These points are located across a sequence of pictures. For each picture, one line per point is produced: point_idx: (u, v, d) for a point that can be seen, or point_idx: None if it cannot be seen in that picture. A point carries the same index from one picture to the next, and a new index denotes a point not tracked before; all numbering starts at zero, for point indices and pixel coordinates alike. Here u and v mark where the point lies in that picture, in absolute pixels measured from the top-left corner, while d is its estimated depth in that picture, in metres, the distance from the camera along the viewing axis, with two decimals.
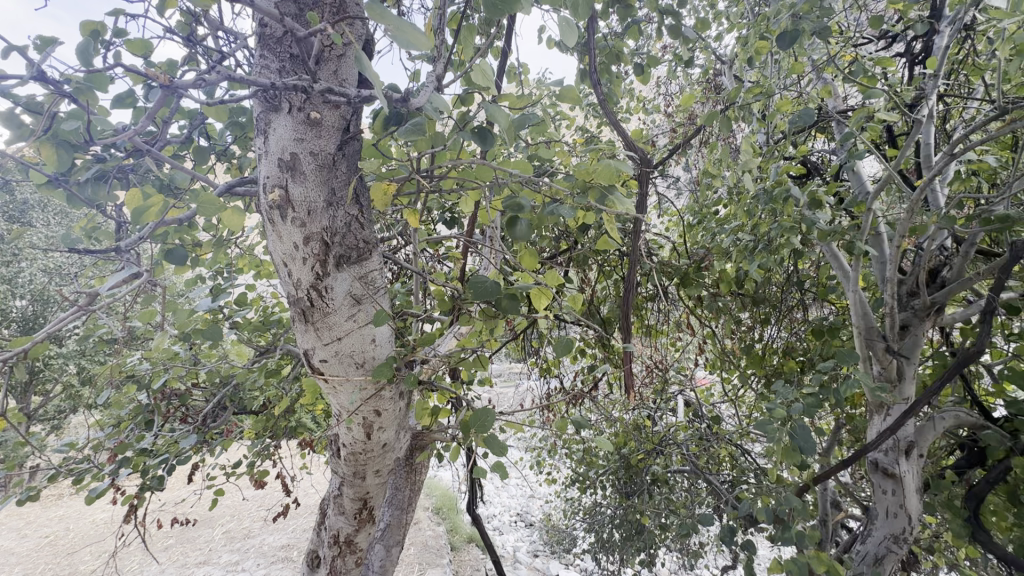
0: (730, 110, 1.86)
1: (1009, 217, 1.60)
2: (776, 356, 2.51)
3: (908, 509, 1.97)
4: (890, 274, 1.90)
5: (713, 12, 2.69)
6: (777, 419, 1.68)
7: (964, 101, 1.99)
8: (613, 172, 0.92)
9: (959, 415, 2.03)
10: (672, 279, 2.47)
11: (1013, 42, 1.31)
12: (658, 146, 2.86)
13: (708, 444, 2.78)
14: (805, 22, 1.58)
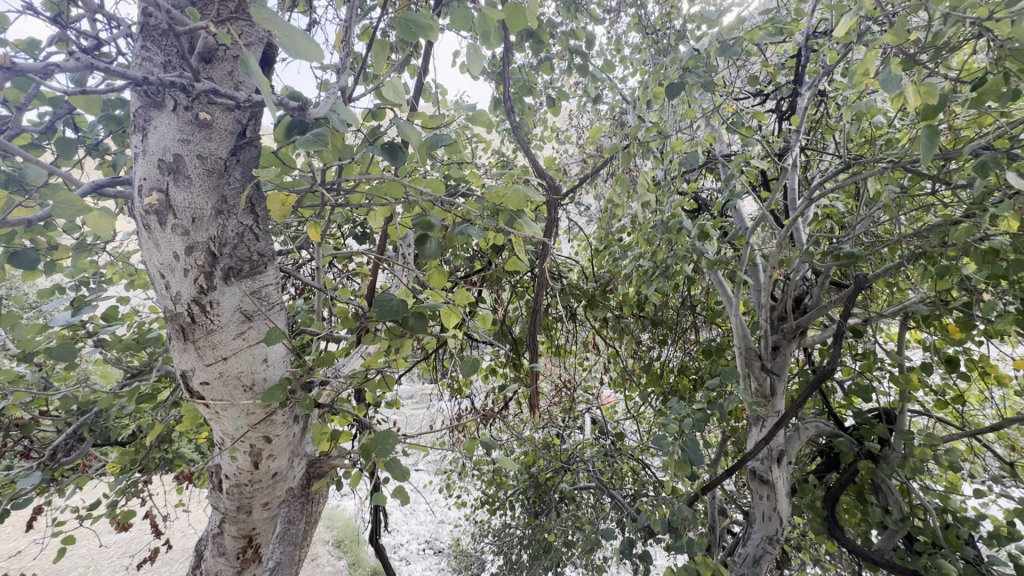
0: (632, 145, 2.01)
1: (853, 254, 1.89)
2: (672, 374, 2.71)
3: (780, 511, 2.20)
4: (765, 300, 2.14)
5: (618, 57, 2.94)
6: (671, 433, 1.81)
7: (819, 155, 2.34)
8: (521, 198, 0.96)
9: (820, 425, 2.33)
10: (581, 300, 2.56)
11: (854, 107, 1.57)
12: (570, 174, 3.01)
13: (612, 459, 2.91)
14: (691, 75, 1.79)
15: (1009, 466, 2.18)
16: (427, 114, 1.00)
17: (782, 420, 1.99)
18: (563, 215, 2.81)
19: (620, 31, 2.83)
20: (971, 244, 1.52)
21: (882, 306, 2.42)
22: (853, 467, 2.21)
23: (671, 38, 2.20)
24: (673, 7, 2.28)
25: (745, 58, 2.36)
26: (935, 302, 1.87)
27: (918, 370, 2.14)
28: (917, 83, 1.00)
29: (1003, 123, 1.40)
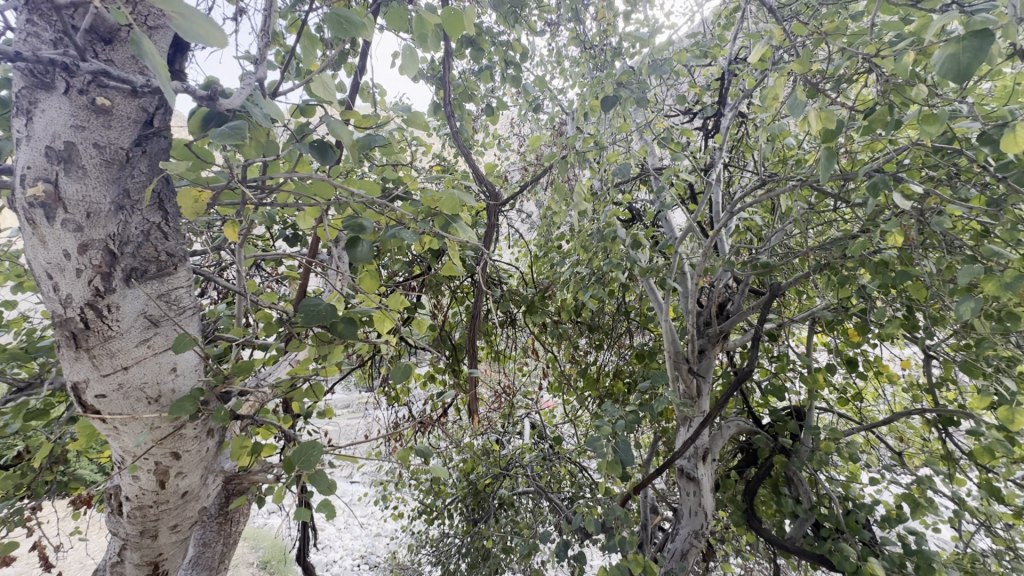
0: (570, 155, 2.07)
1: (768, 264, 2.04)
2: (607, 378, 2.79)
3: (705, 506, 2.32)
4: (692, 306, 2.27)
5: (558, 69, 3.02)
6: (605, 434, 1.86)
7: (740, 172, 2.51)
8: (456, 203, 0.95)
9: (740, 423, 2.49)
10: (519, 306, 2.57)
11: (769, 129, 1.71)
12: (511, 181, 3.04)
13: (550, 463, 2.95)
14: (624, 91, 1.87)
15: (898, 456, 2.44)
16: (359, 114, 0.96)
17: (706, 420, 2.11)
18: (503, 221, 2.83)
19: (560, 44, 2.91)
20: (865, 256, 1.69)
21: (793, 312, 2.63)
22: (769, 462, 2.38)
23: (607, 54, 2.29)
24: (608, 25, 2.38)
25: (675, 78, 2.50)
26: (837, 308, 2.06)
27: (824, 371, 2.34)
28: (819, 110, 1.11)
29: (890, 150, 1.57)
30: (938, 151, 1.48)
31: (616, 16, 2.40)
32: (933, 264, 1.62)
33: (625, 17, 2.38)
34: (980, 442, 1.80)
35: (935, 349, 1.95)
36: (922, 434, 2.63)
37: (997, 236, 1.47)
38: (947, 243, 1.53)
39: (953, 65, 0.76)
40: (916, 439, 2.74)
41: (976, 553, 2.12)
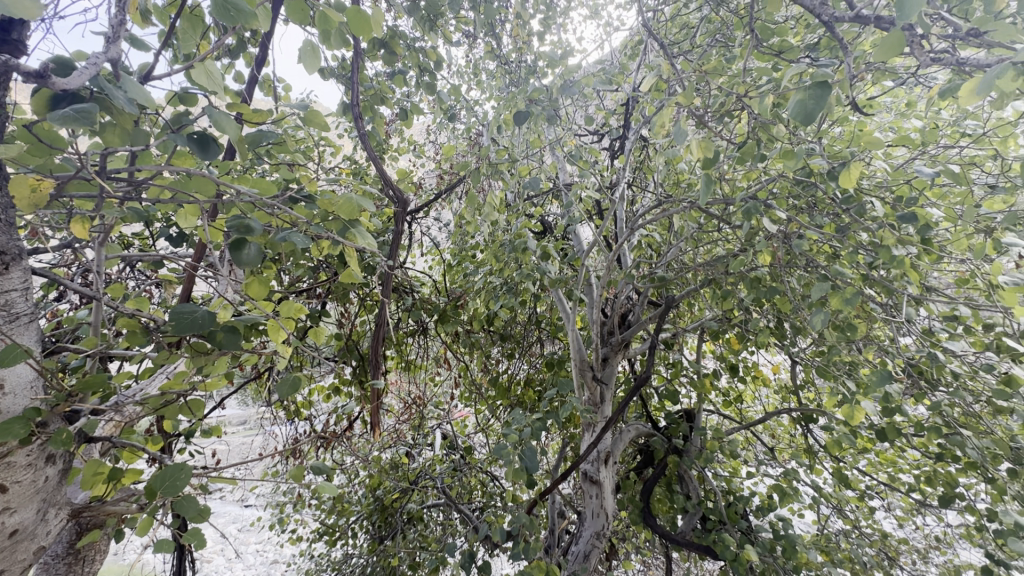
0: (483, 166, 2.09)
1: (664, 278, 2.21)
2: (518, 386, 2.83)
3: (606, 508, 2.42)
4: (596, 316, 2.37)
5: (475, 81, 3.05)
6: (512, 442, 1.88)
7: (642, 191, 2.70)
8: (354, 208, 0.92)
9: (639, 427, 2.64)
10: (430, 315, 2.46)
11: (665, 153, 1.86)
12: (426, 188, 3.01)
13: (461, 473, 2.93)
14: (535, 107, 1.94)
15: (770, 451, 2.73)
16: (251, 110, 0.90)
17: (608, 424, 2.21)
18: (416, 228, 2.79)
19: (477, 57, 2.95)
20: (743, 272, 1.89)
21: (686, 323, 2.87)
22: (663, 462, 2.55)
23: (522, 71, 2.36)
24: (523, 44, 2.46)
25: (584, 100, 2.63)
26: (722, 319, 2.27)
27: (710, 376, 2.57)
28: (701, 140, 1.23)
29: (763, 179, 1.78)
30: (799, 183, 1.70)
31: (530, 36, 2.49)
32: (796, 280, 1.85)
33: (539, 38, 2.47)
34: (831, 436, 2.08)
35: (798, 355, 2.23)
36: (790, 431, 2.97)
37: (843, 257, 1.72)
38: (806, 263, 1.76)
39: (802, 110, 0.88)
40: (785, 436, 3.10)
41: (830, 534, 2.43)
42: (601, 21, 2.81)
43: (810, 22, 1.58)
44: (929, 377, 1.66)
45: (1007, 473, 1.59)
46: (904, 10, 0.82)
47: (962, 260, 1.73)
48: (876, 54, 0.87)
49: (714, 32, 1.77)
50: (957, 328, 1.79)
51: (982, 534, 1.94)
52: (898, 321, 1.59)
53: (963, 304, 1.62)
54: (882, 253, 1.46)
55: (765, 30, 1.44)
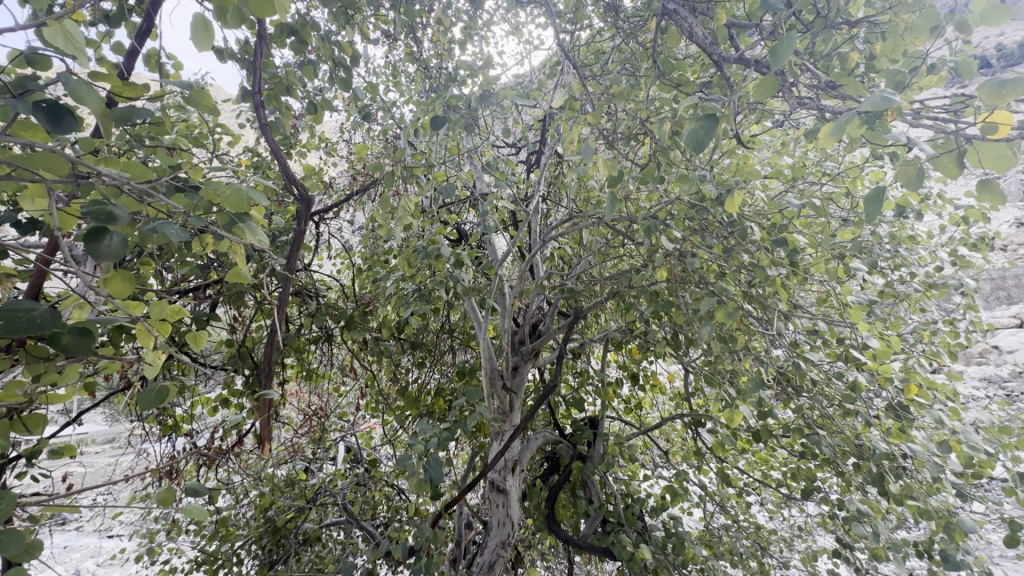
0: (397, 169, 2.03)
1: (573, 289, 2.29)
2: (428, 396, 2.76)
3: (512, 516, 2.43)
4: (507, 325, 2.39)
5: (393, 83, 2.98)
6: (417, 454, 1.81)
7: (556, 205, 2.79)
8: (243, 201, 0.84)
9: (546, 434, 2.69)
10: (336, 322, 2.35)
11: (576, 168, 1.93)
12: (336, 188, 2.86)
13: (364, 488, 2.78)
14: (453, 114, 1.92)
15: (665, 455, 2.92)
16: (123, 83, 0.79)
17: (516, 432, 2.22)
18: (324, 229, 2.64)
19: (397, 59, 2.89)
20: (644, 287, 2.02)
21: (593, 334, 3.00)
22: (568, 467, 2.62)
23: (442, 78, 2.35)
24: (444, 50, 2.45)
25: (503, 113, 2.67)
26: (625, 330, 2.40)
27: (614, 385, 2.69)
28: (606, 159, 1.31)
29: (663, 201, 1.92)
30: (694, 207, 1.86)
31: (451, 43, 2.49)
32: (689, 295, 2.00)
33: (460, 47, 2.48)
34: (716, 438, 2.27)
35: (690, 364, 2.41)
36: (683, 435, 3.21)
37: (728, 276, 1.89)
38: (699, 279, 1.92)
39: (694, 139, 0.96)
40: (678, 439, 3.33)
41: (714, 529, 2.64)
42: (521, 38, 2.88)
43: (705, 62, 1.74)
44: (795, 383, 1.87)
45: (853, 467, 1.83)
46: (777, 57, 0.92)
47: (821, 282, 1.99)
48: (754, 94, 0.97)
49: (623, 62, 1.88)
50: (817, 341, 2.05)
51: (834, 521, 2.22)
52: (771, 334, 1.79)
53: (822, 320, 1.86)
54: (759, 273, 1.64)
55: (667, 66, 1.56)
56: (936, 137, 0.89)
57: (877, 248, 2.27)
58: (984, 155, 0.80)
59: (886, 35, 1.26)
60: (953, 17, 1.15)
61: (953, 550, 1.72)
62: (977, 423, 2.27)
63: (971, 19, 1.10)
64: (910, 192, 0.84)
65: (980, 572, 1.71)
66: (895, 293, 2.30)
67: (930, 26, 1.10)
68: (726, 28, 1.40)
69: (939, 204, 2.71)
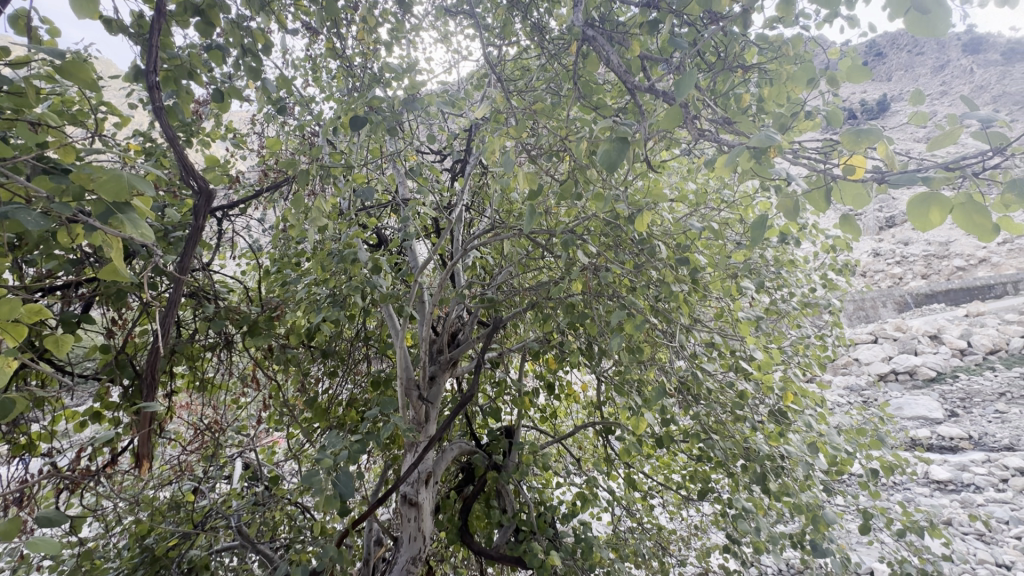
0: (314, 167, 1.92)
1: (493, 299, 2.30)
2: (338, 407, 2.61)
3: (424, 531, 2.36)
4: (426, 333, 2.34)
5: (312, 78, 2.84)
6: (324, 468, 1.69)
7: (478, 215, 2.80)
8: (123, 189, 0.76)
9: (462, 445, 2.66)
10: (236, 327, 2.16)
11: (500, 179, 1.95)
12: (243, 183, 2.65)
13: (262, 508, 2.56)
14: (374, 115, 1.86)
15: (577, 462, 3.00)
16: None
17: (430, 444, 2.16)
18: (227, 227, 2.43)
19: (318, 53, 2.76)
20: (560, 298, 2.07)
21: (512, 344, 3.03)
22: (483, 478, 2.62)
23: (365, 77, 2.27)
24: (369, 50, 2.37)
25: (428, 118, 2.64)
26: (543, 340, 2.45)
27: (530, 394, 2.73)
28: (528, 173, 1.34)
29: (581, 217, 2.00)
30: (608, 223, 1.95)
31: (377, 43, 2.42)
32: (603, 308, 2.09)
33: (385, 48, 2.42)
34: (623, 444, 2.38)
35: (602, 373, 2.51)
36: (594, 443, 3.32)
37: (638, 291, 2.00)
38: (611, 293, 2.01)
39: (608, 159, 1.01)
40: (590, 446, 3.45)
41: (620, 532, 2.75)
42: (449, 47, 2.88)
43: (623, 89, 1.84)
44: (694, 392, 2.02)
45: (742, 468, 2.00)
46: (681, 89, 1.00)
47: (718, 298, 2.17)
48: (662, 122, 1.04)
49: (547, 81, 1.94)
50: (713, 353, 2.23)
51: (725, 519, 2.41)
52: (674, 346, 1.92)
53: (718, 333, 2.03)
54: (665, 289, 1.77)
55: (587, 89, 1.64)
56: (810, 175, 1.01)
57: (764, 269, 2.53)
58: (845, 193, 0.92)
59: (773, 82, 1.43)
60: (825, 73, 1.33)
61: (820, 539, 1.94)
62: (840, 425, 2.59)
63: (837, 76, 1.28)
64: (788, 221, 0.95)
65: (841, 558, 1.94)
66: (778, 311, 2.58)
67: (806, 78, 1.26)
68: (640, 59, 1.50)
69: (814, 233, 3.08)
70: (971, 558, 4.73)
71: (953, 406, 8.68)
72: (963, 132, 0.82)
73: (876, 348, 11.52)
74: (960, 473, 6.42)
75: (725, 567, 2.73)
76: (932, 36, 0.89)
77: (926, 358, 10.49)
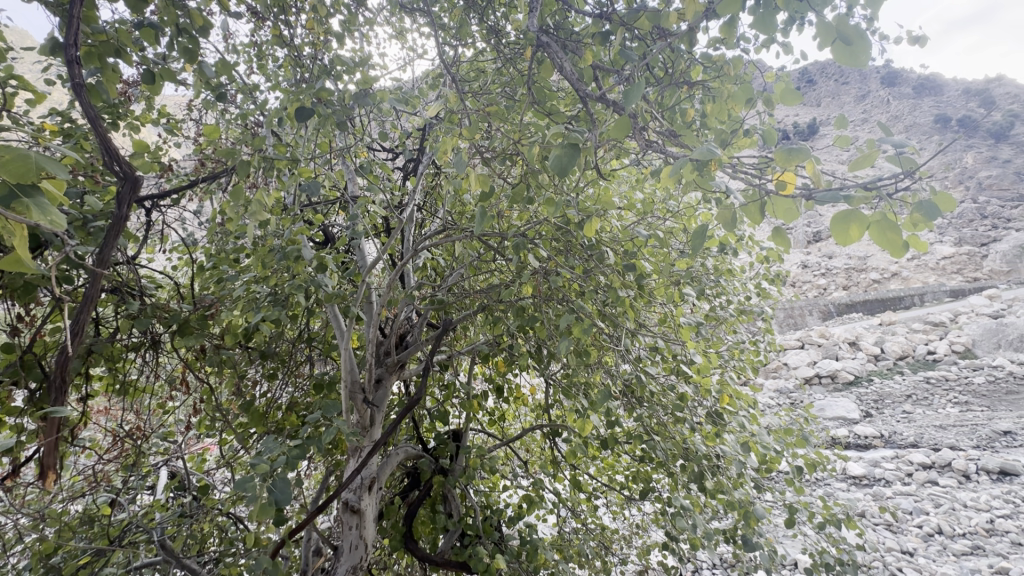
0: (255, 158, 1.83)
1: (444, 300, 2.27)
2: (277, 412, 2.49)
3: (366, 538, 2.28)
4: (373, 334, 2.28)
5: (257, 65, 2.70)
6: (259, 475, 1.59)
7: (430, 216, 2.76)
8: (30, 170, 0.69)
9: (408, 449, 2.60)
10: (165, 326, 2.02)
11: (453, 179, 1.93)
12: (177, 172, 2.48)
13: (189, 520, 2.39)
14: (322, 107, 1.79)
15: (523, 465, 3.01)
16: None
17: (375, 448, 2.10)
18: (157, 218, 2.26)
19: (263, 40, 2.63)
20: (511, 302, 2.08)
21: (461, 346, 3.01)
22: (429, 482, 2.58)
23: (315, 69, 2.19)
24: (319, 40, 2.29)
25: (380, 115, 2.58)
26: (492, 343, 2.44)
27: (479, 397, 2.72)
28: (480, 175, 1.34)
29: (533, 221, 2.01)
30: (559, 228, 1.98)
31: (328, 34, 2.34)
32: (552, 311, 2.12)
33: (337, 40, 2.34)
34: (570, 446, 2.42)
35: (551, 376, 2.54)
36: (541, 446, 3.35)
37: (586, 295, 2.03)
38: (561, 297, 2.03)
39: (559, 164, 1.02)
40: (537, 449, 3.48)
41: (565, 533, 2.79)
42: (404, 44, 2.83)
43: (575, 98, 1.88)
44: (637, 395, 2.08)
45: (681, 467, 2.08)
46: (630, 99, 1.03)
47: (662, 304, 2.26)
48: (611, 131, 1.07)
49: (502, 85, 1.95)
50: (656, 357, 2.32)
51: (664, 517, 2.50)
52: (620, 349, 1.97)
53: (662, 338, 2.11)
54: (612, 294, 1.82)
55: (542, 95, 1.66)
56: (747, 189, 1.07)
57: (704, 278, 2.66)
58: (777, 208, 0.98)
59: (715, 100, 1.50)
60: (761, 94, 1.42)
61: (750, 534, 2.04)
62: (770, 426, 2.76)
63: (771, 98, 1.36)
64: (726, 232, 0.99)
65: (769, 551, 2.06)
66: (717, 317, 2.71)
67: (745, 98, 1.33)
68: (592, 69, 1.54)
69: (749, 244, 3.27)
70: (880, 546, 5.17)
71: (867, 408, 9.46)
72: (878, 155, 0.89)
73: (803, 354, 12.39)
74: (872, 469, 7.01)
75: (664, 564, 2.83)
76: (854, 66, 0.96)
77: (845, 363, 11.39)
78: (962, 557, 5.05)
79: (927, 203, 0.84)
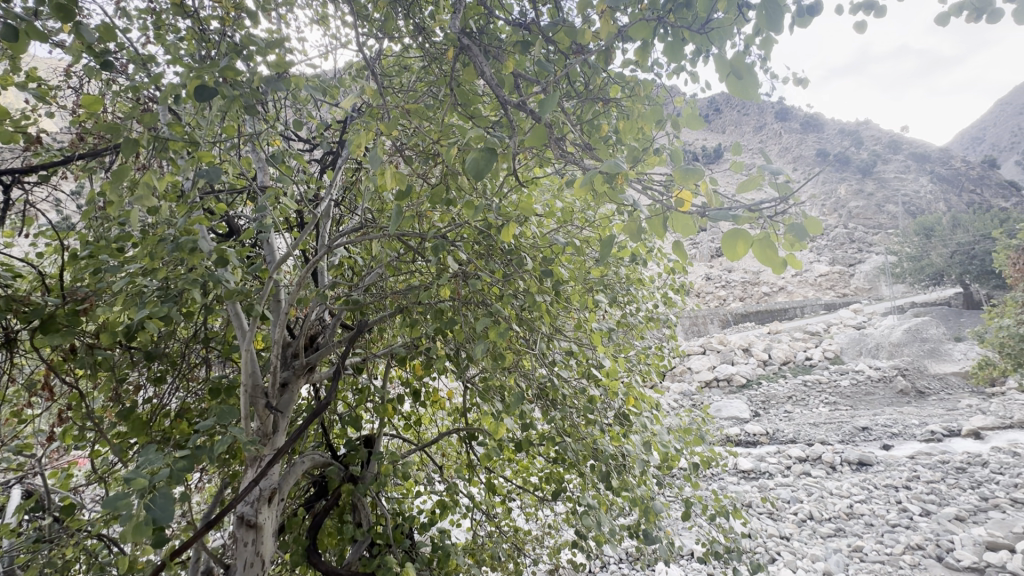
0: (145, 136, 1.63)
1: (359, 301, 2.18)
2: (162, 419, 2.24)
3: (263, 555, 2.11)
4: (279, 334, 2.13)
5: (154, 35, 2.43)
6: (135, 490, 1.41)
7: (347, 212, 2.64)
8: None
9: (314, 457, 2.45)
10: (22, 322, 1.74)
11: (372, 175, 1.86)
12: (47, 145, 2.16)
13: (47, 545, 2.07)
14: (228, 88, 1.65)
15: (438, 470, 2.96)
16: None
17: (276, 457, 1.95)
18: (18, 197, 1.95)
19: (162, 9, 2.37)
20: (429, 304, 2.04)
21: (377, 349, 2.90)
22: (337, 491, 2.45)
23: (223, 46, 2.01)
24: (228, 16, 2.11)
25: (296, 102, 2.42)
26: (409, 345, 2.38)
27: (394, 402, 2.63)
28: (400, 173, 1.31)
29: (454, 223, 1.99)
30: (481, 232, 1.97)
31: (238, 11, 2.16)
32: (472, 314, 2.10)
33: (249, 17, 2.17)
34: (485, 450, 2.41)
35: (468, 379, 2.52)
36: (456, 450, 3.32)
37: (506, 299, 2.05)
38: (481, 300, 2.03)
39: (476, 167, 1.02)
40: (452, 453, 3.44)
41: (478, 537, 2.77)
42: (325, 31, 2.69)
43: (500, 104, 1.90)
44: (552, 397, 2.13)
45: (591, 467, 2.15)
46: (546, 108, 1.06)
47: (578, 310, 2.33)
48: (528, 139, 1.09)
49: (428, 84, 1.92)
50: (570, 361, 2.39)
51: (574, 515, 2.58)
52: (536, 353, 2.00)
53: (576, 342, 2.18)
54: (530, 298, 1.84)
55: (467, 98, 1.65)
56: (652, 204, 1.13)
57: (618, 286, 2.80)
58: (677, 223, 1.05)
59: (629, 118, 1.59)
60: (669, 117, 1.52)
61: (652, 529, 2.16)
62: (672, 426, 2.95)
63: (679, 122, 1.46)
64: (632, 242, 1.05)
65: (668, 544, 2.18)
66: (628, 323, 2.86)
67: (655, 119, 1.42)
68: (517, 78, 1.56)
69: (659, 256, 3.49)
70: (763, 533, 5.74)
71: (756, 408, 10.48)
72: (761, 180, 1.00)
73: (704, 359, 13.45)
74: (759, 463, 7.77)
75: (573, 562, 2.91)
76: (747, 98, 1.07)
77: (739, 367, 12.54)
78: (828, 538, 5.74)
79: (798, 226, 0.95)
